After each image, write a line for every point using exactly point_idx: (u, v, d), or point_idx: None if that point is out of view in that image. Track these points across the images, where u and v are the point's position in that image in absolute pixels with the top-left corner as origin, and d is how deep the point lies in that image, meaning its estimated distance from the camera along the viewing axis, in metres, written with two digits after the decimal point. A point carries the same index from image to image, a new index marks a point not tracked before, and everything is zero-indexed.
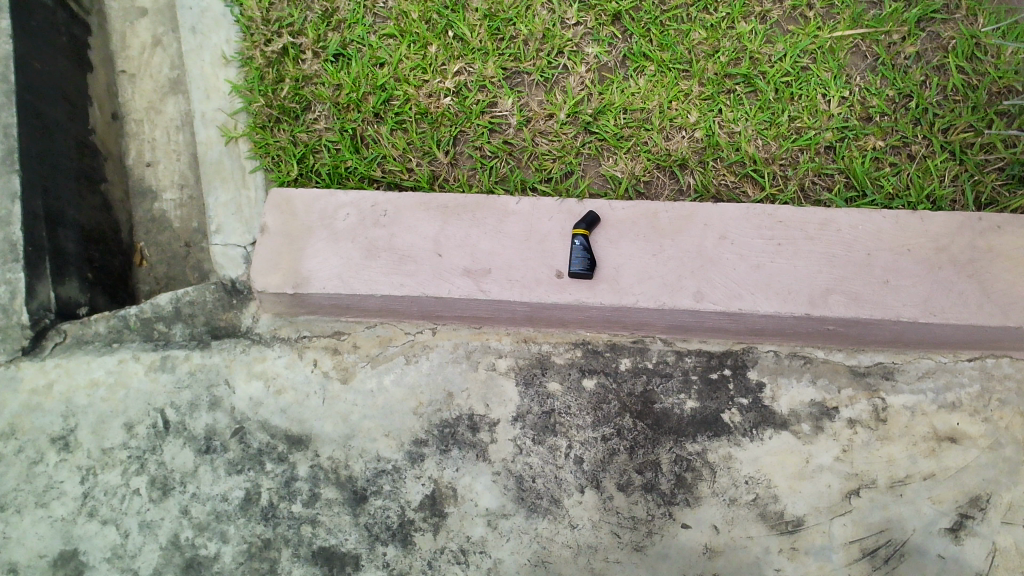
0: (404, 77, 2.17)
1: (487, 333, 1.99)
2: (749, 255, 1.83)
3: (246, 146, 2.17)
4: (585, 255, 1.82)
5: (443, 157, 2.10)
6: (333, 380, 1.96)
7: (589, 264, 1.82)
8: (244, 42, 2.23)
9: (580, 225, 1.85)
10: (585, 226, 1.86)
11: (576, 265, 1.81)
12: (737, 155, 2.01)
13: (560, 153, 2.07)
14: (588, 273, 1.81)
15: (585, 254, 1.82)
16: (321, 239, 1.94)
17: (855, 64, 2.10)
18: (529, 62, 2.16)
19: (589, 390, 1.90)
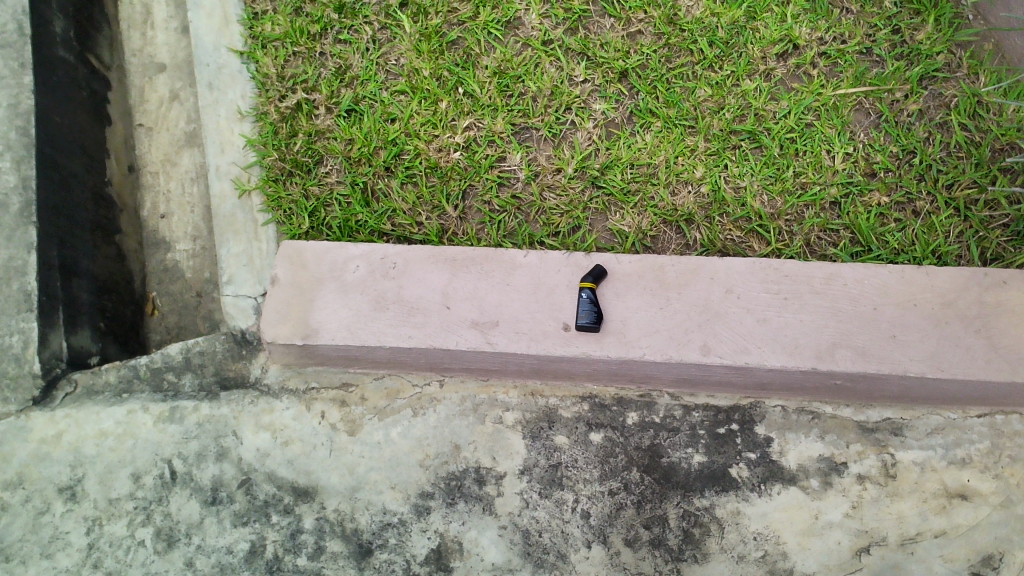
0: (414, 132, 2.21)
1: (494, 386, 1.99)
2: (755, 308, 1.84)
3: (258, 200, 2.20)
4: (593, 309, 1.83)
5: (453, 210, 2.13)
6: (340, 432, 1.97)
7: (597, 318, 1.83)
8: (260, 98, 2.29)
9: (587, 278, 1.87)
10: (592, 278, 1.86)
11: (584, 319, 1.82)
12: (743, 211, 2.03)
13: (568, 208, 2.09)
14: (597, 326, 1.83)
15: (592, 307, 1.83)
16: (330, 290, 1.97)
17: (858, 121, 2.12)
18: (538, 118, 2.19)
19: (596, 444, 1.89)
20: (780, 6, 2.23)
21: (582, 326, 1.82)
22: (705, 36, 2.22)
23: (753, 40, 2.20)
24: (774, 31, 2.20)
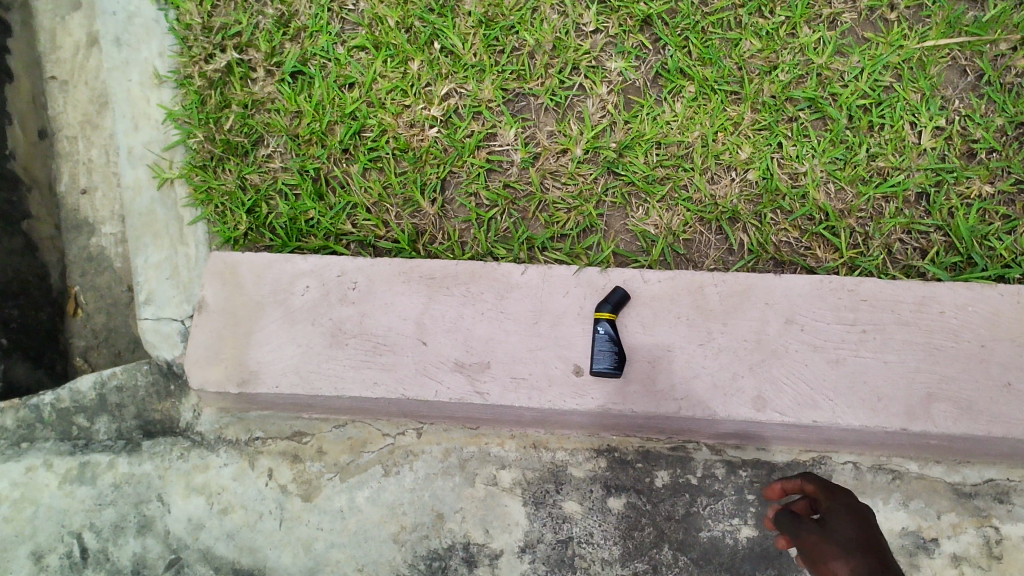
0: (378, 101, 1.73)
1: (484, 435, 1.58)
2: (824, 344, 1.41)
3: (183, 190, 1.73)
4: (614, 350, 1.40)
5: (430, 205, 1.66)
6: (293, 496, 1.57)
7: (619, 364, 1.40)
8: (181, 57, 1.78)
9: (603, 306, 1.43)
10: (611, 307, 1.42)
11: (600, 366, 1.40)
12: (804, 206, 1.57)
13: (576, 202, 1.63)
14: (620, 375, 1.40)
15: (611, 349, 1.40)
16: (273, 319, 1.53)
17: (951, 82, 1.64)
18: (536, 81, 1.70)
19: (617, 513, 1.50)
20: None
21: (599, 374, 1.40)
22: None
23: None
24: None
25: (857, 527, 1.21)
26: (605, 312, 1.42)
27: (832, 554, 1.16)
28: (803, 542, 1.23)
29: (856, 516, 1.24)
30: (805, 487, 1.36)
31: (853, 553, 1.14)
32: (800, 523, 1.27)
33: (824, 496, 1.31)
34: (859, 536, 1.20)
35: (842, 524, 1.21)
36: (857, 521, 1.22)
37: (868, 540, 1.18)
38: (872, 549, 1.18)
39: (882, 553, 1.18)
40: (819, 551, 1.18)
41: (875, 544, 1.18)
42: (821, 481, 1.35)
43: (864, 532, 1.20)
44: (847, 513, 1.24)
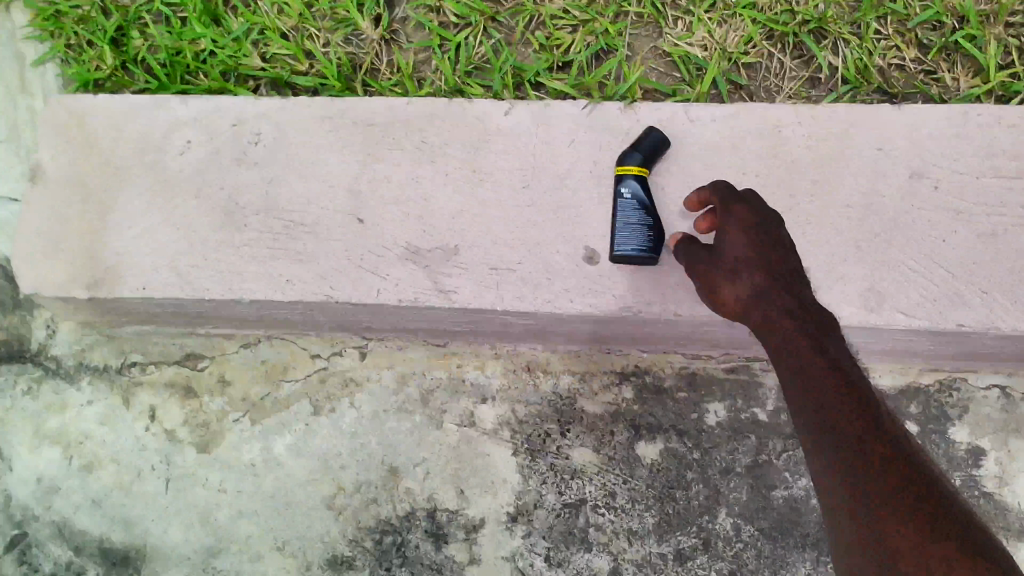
0: None
1: (456, 356, 1.09)
2: (971, 211, 0.92)
3: (22, 18, 1.20)
4: (646, 225, 0.92)
5: (371, 28, 1.13)
6: (185, 446, 1.10)
7: (654, 245, 0.91)
8: None
9: (631, 154, 0.93)
10: (640, 159, 0.93)
11: (625, 249, 0.91)
12: (928, 9, 1.05)
13: (586, 14, 1.10)
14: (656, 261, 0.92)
15: (641, 222, 0.92)
16: (138, 191, 1.03)
17: None
18: None
19: (650, 464, 1.03)
20: None
21: (623, 261, 0.92)
22: None
23: None
24: None
25: (756, 244, 0.81)
26: (631, 167, 0.93)
27: (721, 274, 0.81)
28: (708, 262, 0.83)
29: (792, 274, 0.80)
30: (714, 199, 0.86)
31: (742, 270, 0.80)
32: (706, 257, 0.83)
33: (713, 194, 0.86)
34: (751, 248, 0.80)
35: (743, 248, 0.80)
36: (762, 259, 0.80)
37: (849, 386, 0.69)
38: (764, 271, 0.79)
39: (785, 269, 0.81)
40: (749, 294, 0.79)
41: (773, 241, 0.81)
42: (735, 192, 0.85)
43: (822, 343, 0.73)
44: (740, 223, 0.82)
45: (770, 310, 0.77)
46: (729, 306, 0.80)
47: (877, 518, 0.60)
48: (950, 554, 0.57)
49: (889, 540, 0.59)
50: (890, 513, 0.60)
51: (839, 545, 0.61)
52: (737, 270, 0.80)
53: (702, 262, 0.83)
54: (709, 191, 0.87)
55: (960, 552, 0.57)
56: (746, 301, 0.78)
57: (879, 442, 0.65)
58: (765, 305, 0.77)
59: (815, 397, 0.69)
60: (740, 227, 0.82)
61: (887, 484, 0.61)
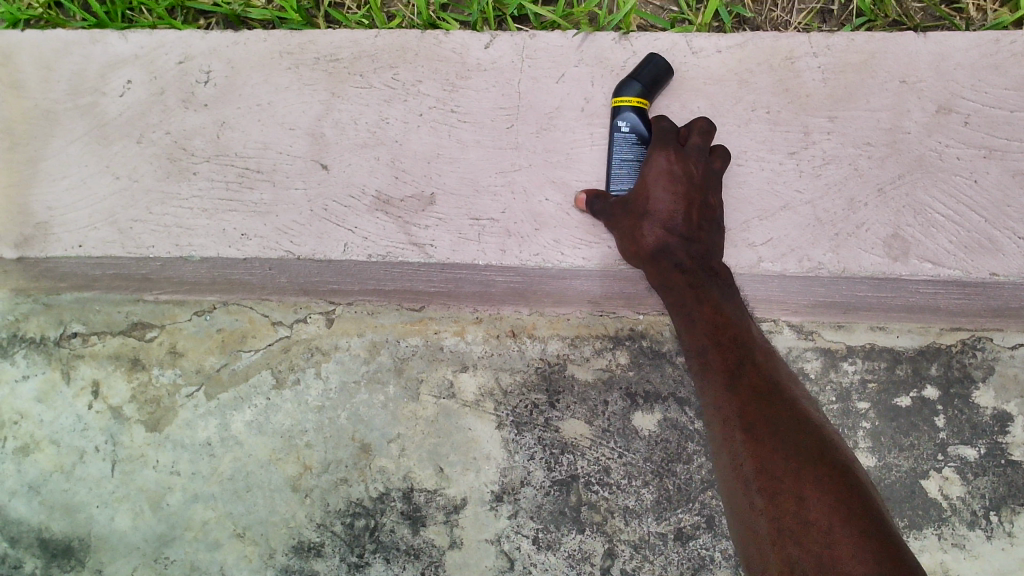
0: None
1: (433, 320, 0.98)
2: (1003, 147, 0.83)
3: None
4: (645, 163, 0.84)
5: None
6: (133, 424, 0.99)
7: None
8: None
9: (630, 83, 0.83)
10: (640, 89, 0.83)
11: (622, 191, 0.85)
12: None
13: None
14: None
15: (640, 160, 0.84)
16: (73, 136, 0.92)
17: None
18: None
19: (648, 436, 0.94)
20: None
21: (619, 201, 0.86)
22: None
23: None
24: None
25: (677, 198, 0.80)
26: (630, 98, 0.83)
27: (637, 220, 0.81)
28: (631, 201, 0.82)
29: (706, 226, 0.81)
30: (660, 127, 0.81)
31: (652, 215, 0.80)
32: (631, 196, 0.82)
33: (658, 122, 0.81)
34: (671, 201, 0.80)
35: (664, 199, 0.80)
36: (680, 210, 0.80)
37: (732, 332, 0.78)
38: (676, 216, 0.80)
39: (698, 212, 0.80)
40: (657, 252, 0.80)
41: (699, 188, 0.80)
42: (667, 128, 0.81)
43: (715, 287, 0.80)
44: (668, 167, 0.80)
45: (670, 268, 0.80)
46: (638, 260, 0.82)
47: (762, 484, 0.67)
48: (816, 492, 0.64)
49: (773, 502, 0.65)
50: (776, 477, 0.66)
51: (723, 487, 0.71)
52: (650, 215, 0.80)
53: (630, 194, 0.82)
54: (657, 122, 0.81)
55: (824, 495, 0.64)
56: (653, 258, 0.80)
57: (766, 416, 0.71)
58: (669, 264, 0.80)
59: (709, 378, 0.76)
60: (662, 170, 0.80)
61: (773, 445, 0.69)
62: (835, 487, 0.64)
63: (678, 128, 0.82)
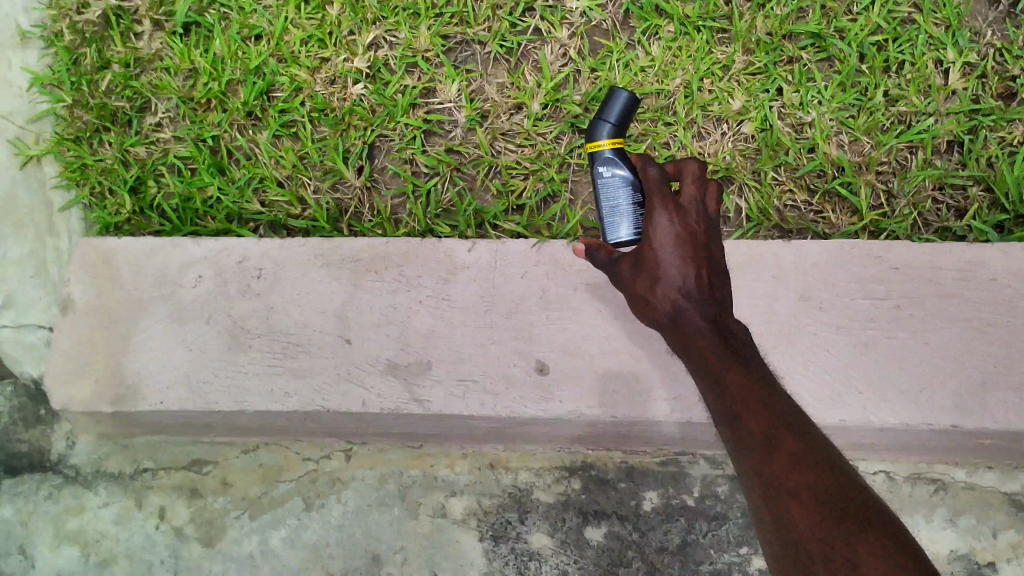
0: (290, 55, 1.40)
1: (429, 456, 1.26)
2: (849, 326, 1.14)
3: (53, 169, 1.41)
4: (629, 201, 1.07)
5: (356, 177, 1.35)
6: (190, 542, 1.25)
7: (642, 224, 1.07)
8: (50, 10, 1.44)
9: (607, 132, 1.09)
10: (613, 130, 1.09)
11: (617, 234, 1.07)
12: (814, 161, 1.28)
13: (534, 166, 1.33)
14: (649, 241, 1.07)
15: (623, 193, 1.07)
16: (158, 318, 1.22)
17: (982, 11, 1.33)
18: (481, 25, 1.39)
19: (597, 545, 1.21)
20: None
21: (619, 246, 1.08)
22: None
23: None
24: None
25: (684, 261, 0.99)
26: (597, 142, 1.09)
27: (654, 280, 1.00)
28: (643, 255, 1.01)
29: (713, 282, 1.01)
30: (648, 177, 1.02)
31: (667, 279, 0.99)
32: (643, 266, 1.01)
33: (650, 190, 1.01)
34: (678, 260, 0.99)
35: (673, 261, 0.99)
36: (689, 267, 0.99)
37: (747, 373, 0.94)
38: (685, 276, 0.99)
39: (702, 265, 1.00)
40: (674, 311, 1.00)
41: (697, 237, 1.00)
42: (659, 176, 1.02)
43: (728, 333, 0.98)
44: (669, 236, 0.99)
45: (687, 325, 0.99)
46: (657, 319, 1.02)
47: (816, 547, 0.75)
48: (868, 552, 0.73)
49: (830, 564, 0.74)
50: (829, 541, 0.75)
51: (769, 546, 0.81)
52: (663, 280, 0.99)
53: (640, 249, 1.02)
54: (647, 184, 1.01)
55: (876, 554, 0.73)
56: (671, 317, 1.00)
57: (807, 480, 0.81)
58: (686, 317, 0.99)
59: (748, 445, 0.87)
60: (665, 236, 0.99)
61: (818, 508, 0.78)
62: (886, 548, 0.73)
63: (663, 172, 1.02)
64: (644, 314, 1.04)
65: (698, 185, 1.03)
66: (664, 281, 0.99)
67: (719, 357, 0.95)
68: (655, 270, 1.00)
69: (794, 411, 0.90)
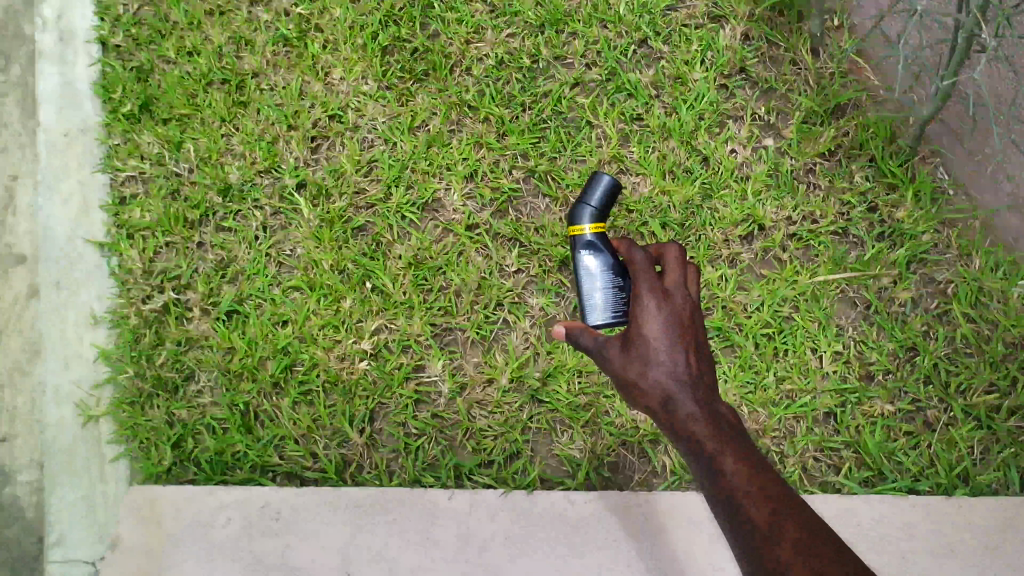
0: (311, 336, 1.77)
1: None
2: None
3: (109, 427, 1.74)
4: (604, 303, 1.41)
5: (358, 436, 1.70)
6: None
7: (615, 309, 1.41)
8: (120, 299, 1.82)
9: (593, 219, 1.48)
10: (596, 217, 1.48)
11: (594, 316, 1.41)
12: None
13: (502, 429, 1.70)
14: (618, 322, 1.40)
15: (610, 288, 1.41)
16: (189, 556, 1.51)
17: (844, 313, 1.76)
18: (462, 316, 1.78)
19: None
20: (739, 182, 1.87)
21: (596, 328, 1.41)
22: (657, 217, 1.83)
23: (712, 221, 1.83)
24: (736, 210, 1.83)
25: (673, 345, 1.16)
26: (580, 219, 1.48)
27: (649, 357, 1.16)
28: (635, 332, 1.19)
29: (696, 352, 1.18)
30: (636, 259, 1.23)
31: (658, 359, 1.16)
32: (634, 352, 1.18)
33: (639, 277, 1.21)
34: (667, 338, 1.17)
35: (661, 341, 1.17)
36: (675, 353, 1.16)
37: (729, 443, 1.11)
38: (675, 354, 1.16)
39: (688, 338, 1.18)
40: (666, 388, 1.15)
41: (682, 316, 1.19)
42: (643, 266, 1.22)
43: (713, 410, 1.14)
44: (657, 319, 1.17)
45: (677, 406, 1.14)
46: (648, 404, 1.17)
47: None
48: None
49: None
50: None
51: None
52: (653, 365, 1.16)
53: (632, 330, 1.19)
54: (633, 267, 1.22)
55: None
56: (661, 400, 1.15)
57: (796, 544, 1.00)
58: (676, 398, 1.14)
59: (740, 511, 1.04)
60: (654, 319, 1.17)
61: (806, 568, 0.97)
62: None
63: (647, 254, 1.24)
64: (636, 401, 1.18)
65: (678, 269, 1.23)
66: (654, 365, 1.16)
67: (704, 430, 1.12)
68: (645, 356, 1.17)
69: (773, 471, 1.10)
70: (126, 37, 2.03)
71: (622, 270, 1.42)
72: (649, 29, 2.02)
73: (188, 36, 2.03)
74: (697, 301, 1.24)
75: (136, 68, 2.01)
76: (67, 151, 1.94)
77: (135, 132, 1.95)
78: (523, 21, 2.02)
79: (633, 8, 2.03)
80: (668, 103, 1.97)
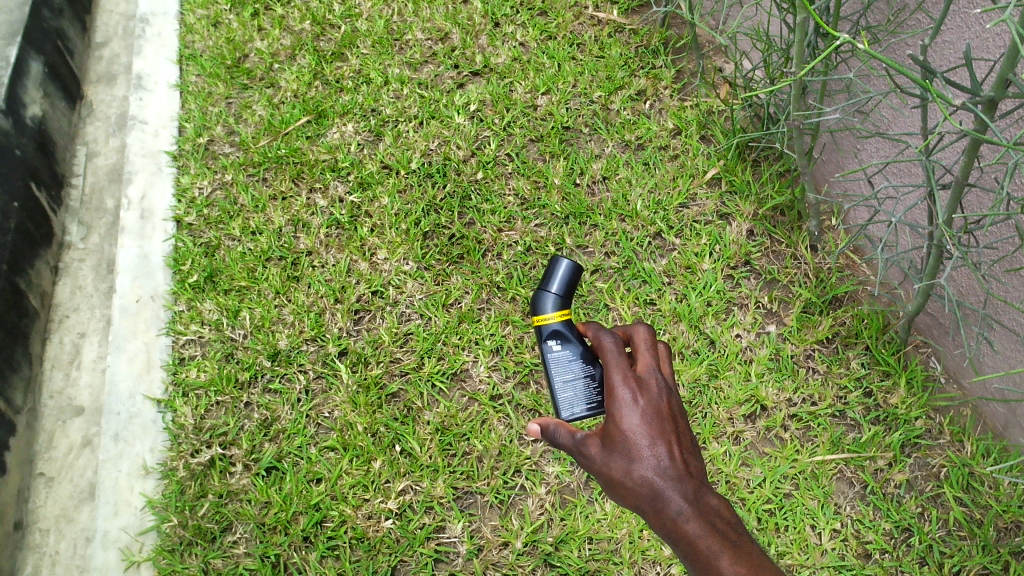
0: (342, 494, 1.90)
1: None
2: None
3: (148, 572, 1.83)
4: (579, 395, 1.47)
5: None
6: None
7: (589, 399, 1.47)
8: (170, 451, 1.96)
9: (558, 309, 1.53)
10: (562, 307, 1.54)
11: (571, 409, 1.47)
12: None
13: None
14: (593, 412, 1.47)
15: (583, 379, 1.48)
16: None
17: (842, 491, 1.87)
18: (483, 480, 1.92)
19: None
20: (743, 363, 2.03)
21: (572, 419, 1.48)
22: None
23: (717, 399, 1.97)
24: (739, 390, 1.98)
25: (654, 437, 1.22)
26: (545, 308, 1.54)
27: (632, 453, 1.21)
28: (616, 420, 1.23)
29: (676, 432, 1.25)
30: (608, 349, 1.29)
31: (642, 453, 1.21)
32: (616, 450, 1.23)
33: (612, 371, 1.27)
34: (648, 425, 1.22)
35: (641, 433, 1.22)
36: (658, 446, 1.21)
37: (717, 539, 1.18)
38: (656, 443, 1.22)
39: (667, 425, 1.24)
40: (653, 481, 1.20)
41: (658, 401, 1.25)
42: (617, 359, 1.28)
43: (697, 499, 1.21)
44: (637, 415, 1.23)
45: (665, 502, 1.20)
46: (635, 501, 1.21)
47: None
48: None
49: None
50: None
51: None
52: (637, 463, 1.21)
53: (613, 419, 1.24)
54: (604, 351, 1.29)
55: None
56: (649, 497, 1.20)
57: None
58: (663, 494, 1.20)
59: None
60: (632, 415, 1.23)
61: None
62: None
63: (616, 339, 1.31)
64: (622, 497, 1.23)
65: (649, 352, 1.32)
66: (637, 463, 1.20)
67: (695, 525, 1.19)
68: (628, 452, 1.22)
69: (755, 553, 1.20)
70: (199, 217, 2.32)
71: (590, 357, 1.48)
72: (662, 224, 2.27)
73: (253, 219, 2.31)
74: (670, 381, 1.31)
75: (205, 245, 2.28)
76: (137, 315, 2.16)
77: (198, 300, 2.17)
78: (550, 212, 2.30)
79: (648, 205, 2.30)
80: (679, 290, 2.16)
